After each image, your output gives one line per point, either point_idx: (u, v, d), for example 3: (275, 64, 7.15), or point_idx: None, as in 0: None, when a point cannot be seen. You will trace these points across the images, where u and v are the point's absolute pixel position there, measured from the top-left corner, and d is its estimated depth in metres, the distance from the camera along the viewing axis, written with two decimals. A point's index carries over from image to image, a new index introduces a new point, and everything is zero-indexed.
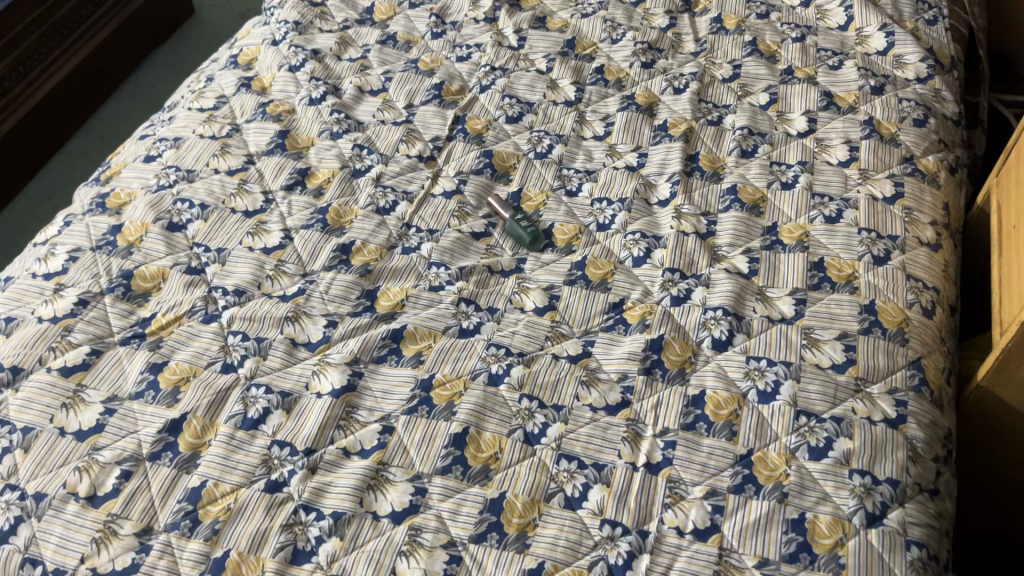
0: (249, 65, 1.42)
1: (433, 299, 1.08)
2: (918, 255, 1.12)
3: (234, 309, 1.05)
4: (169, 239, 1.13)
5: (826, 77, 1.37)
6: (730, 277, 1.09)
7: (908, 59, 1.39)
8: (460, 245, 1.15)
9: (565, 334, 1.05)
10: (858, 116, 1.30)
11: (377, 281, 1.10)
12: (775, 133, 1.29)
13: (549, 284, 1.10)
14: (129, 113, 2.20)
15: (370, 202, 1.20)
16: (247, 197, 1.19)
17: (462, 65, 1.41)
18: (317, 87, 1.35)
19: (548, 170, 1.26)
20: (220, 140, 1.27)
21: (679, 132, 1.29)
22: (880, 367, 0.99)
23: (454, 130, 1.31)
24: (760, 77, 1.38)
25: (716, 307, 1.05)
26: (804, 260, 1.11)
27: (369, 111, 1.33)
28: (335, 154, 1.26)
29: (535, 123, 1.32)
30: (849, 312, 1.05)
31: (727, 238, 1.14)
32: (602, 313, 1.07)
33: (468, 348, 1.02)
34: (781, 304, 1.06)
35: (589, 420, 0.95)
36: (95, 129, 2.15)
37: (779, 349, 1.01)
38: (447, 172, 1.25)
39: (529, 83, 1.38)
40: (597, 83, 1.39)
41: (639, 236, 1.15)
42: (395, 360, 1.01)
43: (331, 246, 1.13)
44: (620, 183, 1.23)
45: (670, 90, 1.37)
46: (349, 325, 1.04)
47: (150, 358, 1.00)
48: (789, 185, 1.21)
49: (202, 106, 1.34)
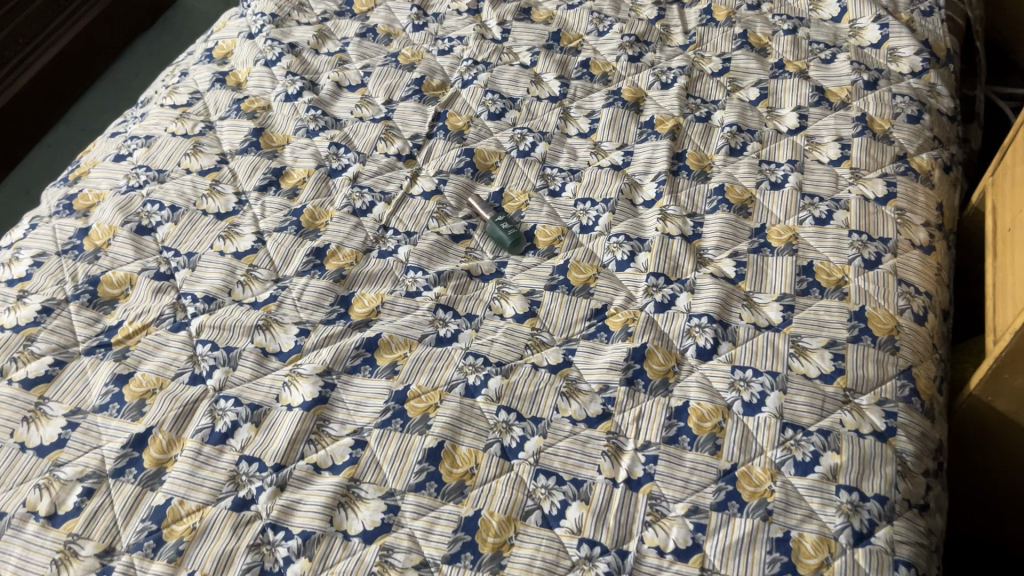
0: (224, 60, 1.38)
1: (409, 306, 1.05)
2: (910, 258, 1.08)
3: (203, 317, 1.02)
4: (138, 242, 1.09)
5: (818, 71, 1.33)
6: (715, 282, 1.05)
7: (903, 52, 1.35)
8: (439, 248, 1.12)
9: (545, 342, 1.01)
10: (850, 113, 1.26)
11: (351, 287, 1.07)
12: (765, 130, 1.25)
13: (529, 290, 1.07)
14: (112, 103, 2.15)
15: (346, 203, 1.16)
16: (219, 198, 1.15)
17: (444, 59, 1.37)
18: (293, 82, 1.31)
19: (531, 170, 1.23)
20: (193, 138, 1.23)
21: (665, 129, 1.26)
22: (869, 377, 0.96)
23: (434, 127, 1.27)
24: (750, 71, 1.34)
25: (701, 314, 1.02)
26: (792, 264, 1.07)
27: (347, 107, 1.29)
28: (310, 153, 1.22)
29: (518, 120, 1.29)
30: (838, 319, 1.01)
31: (713, 241, 1.11)
32: (583, 320, 1.04)
33: (444, 357, 0.99)
34: (768, 310, 1.03)
35: (568, 434, 0.92)
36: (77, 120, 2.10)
37: (765, 359, 0.98)
38: (427, 172, 1.22)
39: (513, 77, 1.34)
40: (583, 78, 1.35)
41: (622, 238, 1.12)
42: (369, 371, 0.98)
43: (304, 250, 1.09)
44: (604, 183, 1.20)
45: (657, 85, 1.33)
46: (322, 334, 1.01)
47: (115, 369, 0.97)
48: (779, 185, 1.17)
49: (175, 102, 1.30)
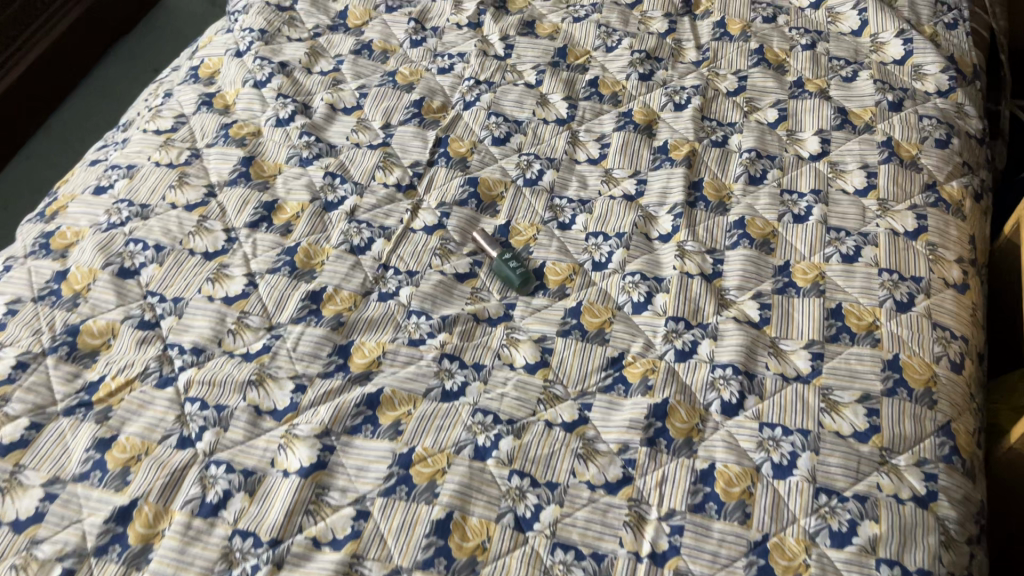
0: (211, 79, 1.30)
1: (412, 356, 0.98)
2: (944, 299, 1.02)
3: (192, 371, 0.95)
4: (120, 287, 1.02)
5: (839, 91, 1.27)
6: (739, 328, 0.99)
7: (928, 70, 1.28)
8: (443, 289, 1.05)
9: (558, 396, 0.94)
10: (875, 137, 1.19)
11: (350, 335, 0.99)
12: (786, 156, 1.18)
13: (541, 336, 1.00)
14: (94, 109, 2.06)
15: (343, 240, 1.09)
16: (207, 236, 1.08)
17: (444, 79, 1.30)
18: (284, 106, 1.23)
19: (539, 200, 1.16)
20: (179, 168, 1.15)
21: (680, 155, 1.19)
22: (906, 435, 0.90)
23: (435, 154, 1.20)
24: (767, 90, 1.27)
25: (725, 365, 0.96)
26: (820, 307, 1.01)
27: (343, 132, 1.22)
28: (304, 184, 1.14)
29: (524, 145, 1.22)
30: (871, 369, 0.95)
31: (735, 281, 1.04)
32: (599, 370, 0.97)
33: (451, 414, 0.92)
34: (795, 359, 0.97)
35: (586, 502, 0.86)
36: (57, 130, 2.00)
37: (794, 415, 0.92)
38: (428, 203, 1.14)
39: (517, 98, 1.26)
40: (591, 99, 1.27)
41: (638, 277, 1.05)
42: (371, 431, 0.91)
43: (300, 293, 1.02)
44: (617, 215, 1.13)
45: (670, 106, 1.26)
46: (320, 389, 0.94)
47: (97, 432, 0.89)
48: (802, 218, 1.11)
49: (159, 127, 1.22)
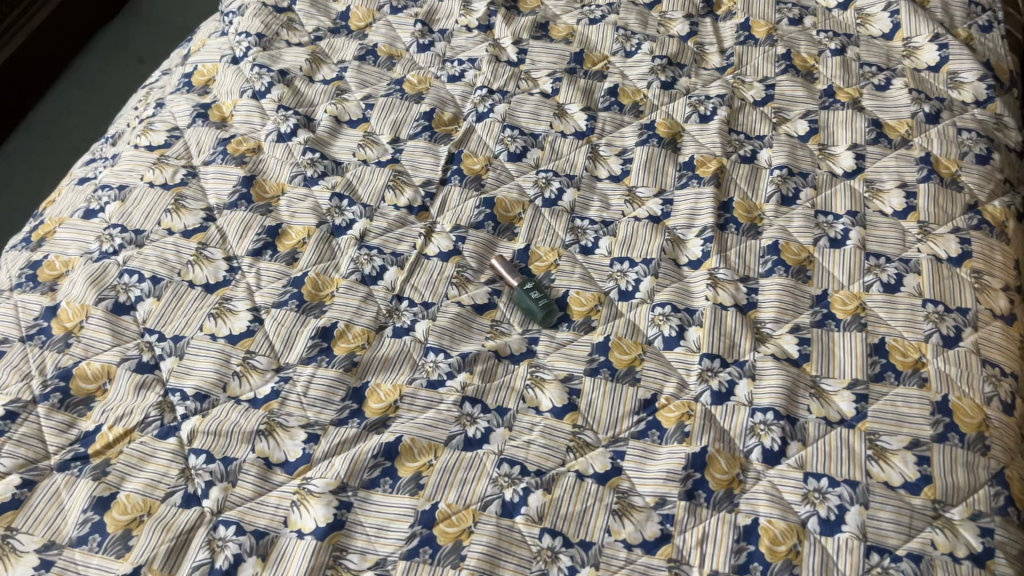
0: (205, 88, 1.22)
1: (432, 400, 0.91)
2: (992, 332, 0.97)
3: (195, 420, 0.88)
4: (115, 324, 0.95)
5: (873, 101, 1.20)
6: (779, 367, 0.93)
7: (965, 77, 1.22)
8: (461, 323, 0.98)
9: (589, 443, 0.89)
10: (912, 152, 1.13)
11: (364, 376, 0.93)
12: (819, 173, 1.12)
13: (567, 375, 0.94)
14: (82, 103, 1.97)
15: (353, 269, 1.02)
16: (207, 265, 1.01)
17: (454, 87, 1.22)
18: (286, 119, 1.16)
19: (559, 222, 1.09)
20: (174, 189, 1.08)
21: (708, 173, 1.12)
22: (959, 486, 0.85)
23: (447, 171, 1.13)
24: (796, 99, 1.21)
25: (766, 408, 0.90)
26: (862, 342, 0.95)
27: (348, 148, 1.14)
28: (310, 206, 1.07)
29: (542, 160, 1.15)
30: (919, 412, 0.90)
31: (771, 313, 0.98)
32: (631, 414, 0.91)
33: (476, 465, 0.86)
34: (838, 401, 0.91)
35: (623, 563, 0.80)
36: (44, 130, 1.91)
37: (841, 464, 0.86)
38: (442, 227, 1.08)
39: (533, 110, 1.19)
40: (611, 109, 1.20)
41: (668, 309, 0.99)
42: (390, 485, 0.85)
43: (309, 331, 0.95)
44: (643, 239, 1.06)
45: (695, 117, 1.19)
46: (333, 439, 0.87)
47: (94, 491, 0.83)
48: (839, 242, 1.05)
49: (151, 142, 1.14)
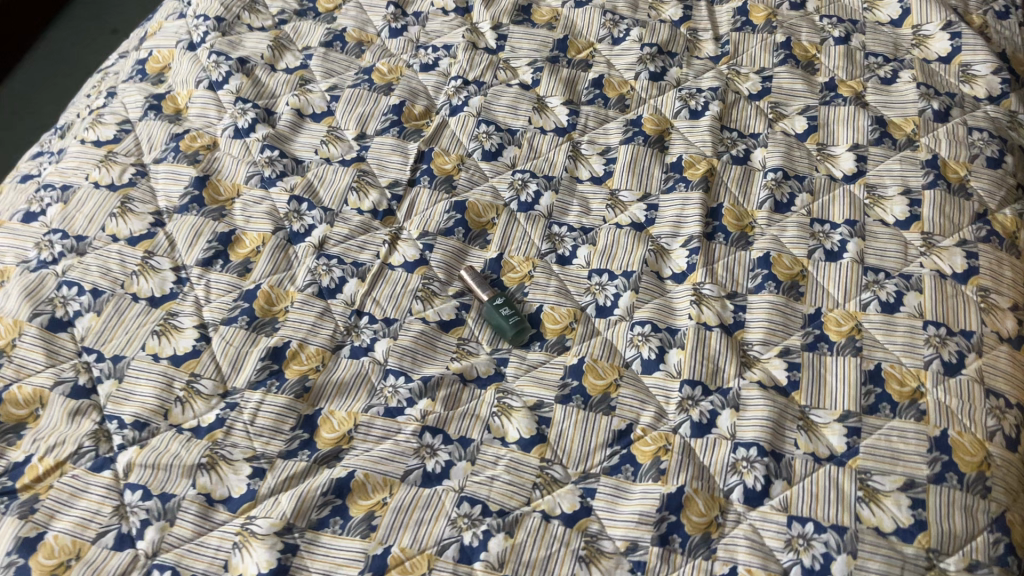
0: (160, 76, 1.14)
1: (389, 430, 0.85)
2: (998, 357, 0.89)
3: (132, 452, 0.82)
4: (51, 343, 0.88)
5: (878, 95, 1.11)
6: (766, 397, 0.86)
7: (977, 70, 1.13)
8: (425, 342, 0.91)
9: (557, 479, 0.82)
10: (918, 154, 1.05)
11: (317, 403, 0.86)
12: (816, 177, 1.04)
13: (536, 402, 0.87)
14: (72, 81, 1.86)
15: (310, 281, 0.95)
16: (154, 276, 0.94)
17: (427, 77, 1.14)
18: (244, 113, 1.08)
19: (535, 228, 1.01)
20: (121, 190, 1.00)
21: (696, 176, 1.04)
22: (957, 533, 0.78)
23: (416, 171, 1.05)
24: (795, 93, 1.12)
25: (749, 444, 0.83)
26: (856, 369, 0.88)
27: (310, 144, 1.06)
28: (266, 210, 1.00)
29: (519, 159, 1.07)
30: (916, 449, 0.82)
31: (759, 334, 0.91)
32: (604, 447, 0.84)
33: (434, 504, 0.80)
34: (829, 435, 0.84)
35: None
36: (34, 115, 1.82)
37: (828, 506, 0.79)
38: (409, 233, 1.00)
39: (511, 103, 1.11)
40: (595, 103, 1.12)
41: (648, 329, 0.92)
42: (340, 526, 0.79)
43: (259, 352, 0.89)
44: (624, 248, 0.99)
45: (684, 113, 1.10)
46: (280, 474, 0.81)
47: (20, 531, 0.77)
48: (835, 254, 0.97)
49: (99, 137, 1.06)
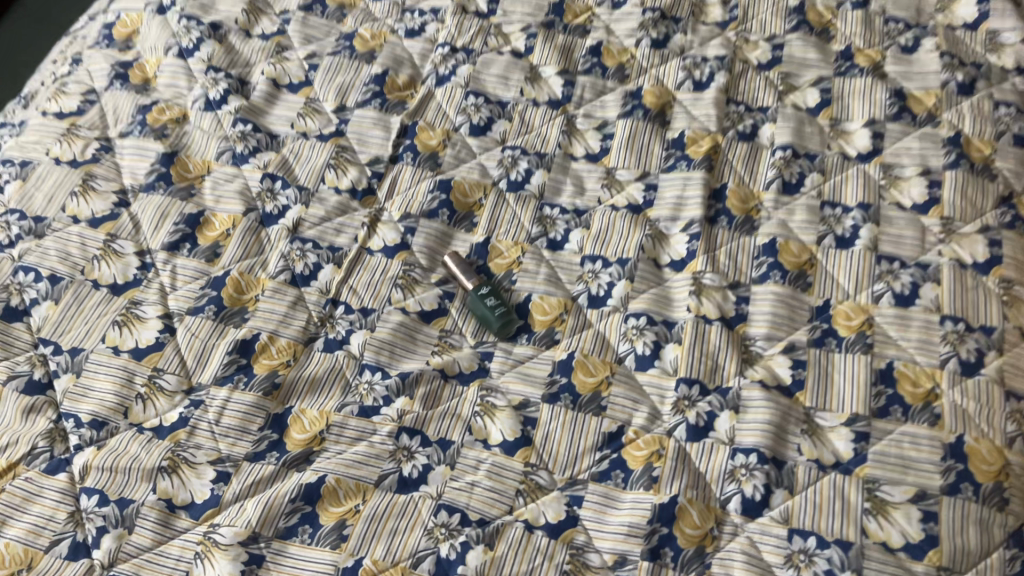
0: (128, 42, 1.07)
1: (363, 431, 0.79)
2: (1021, 356, 0.82)
3: (89, 453, 0.77)
4: (5, 334, 0.83)
5: (898, 65, 1.03)
6: (767, 398, 0.80)
7: (1006, 38, 1.04)
8: (404, 335, 0.85)
9: (542, 486, 0.77)
10: (939, 131, 0.97)
11: (287, 401, 0.81)
12: (828, 155, 0.97)
13: (522, 401, 0.81)
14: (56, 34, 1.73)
15: (282, 267, 0.89)
16: (116, 261, 0.88)
17: (413, 44, 1.07)
18: (215, 83, 1.01)
19: (525, 209, 0.94)
20: (83, 167, 0.94)
21: (699, 153, 0.97)
22: (970, 549, 0.72)
23: (399, 147, 0.98)
24: (808, 63, 1.04)
25: (748, 450, 0.77)
26: (867, 368, 0.82)
27: (287, 118, 1.00)
28: (237, 189, 0.94)
29: (509, 134, 1.00)
30: (928, 457, 0.76)
31: (762, 329, 0.85)
32: (593, 451, 0.79)
33: (410, 512, 0.75)
34: (835, 440, 0.78)
35: None
36: None
37: (832, 519, 0.74)
38: (390, 215, 0.94)
39: (502, 73, 1.04)
40: (592, 73, 1.05)
41: (643, 321, 0.86)
42: (309, 535, 0.73)
43: (227, 345, 0.83)
44: (620, 232, 0.92)
45: (688, 84, 1.03)
46: (246, 479, 0.76)
47: None
48: (847, 241, 0.90)
49: (61, 108, 0.99)
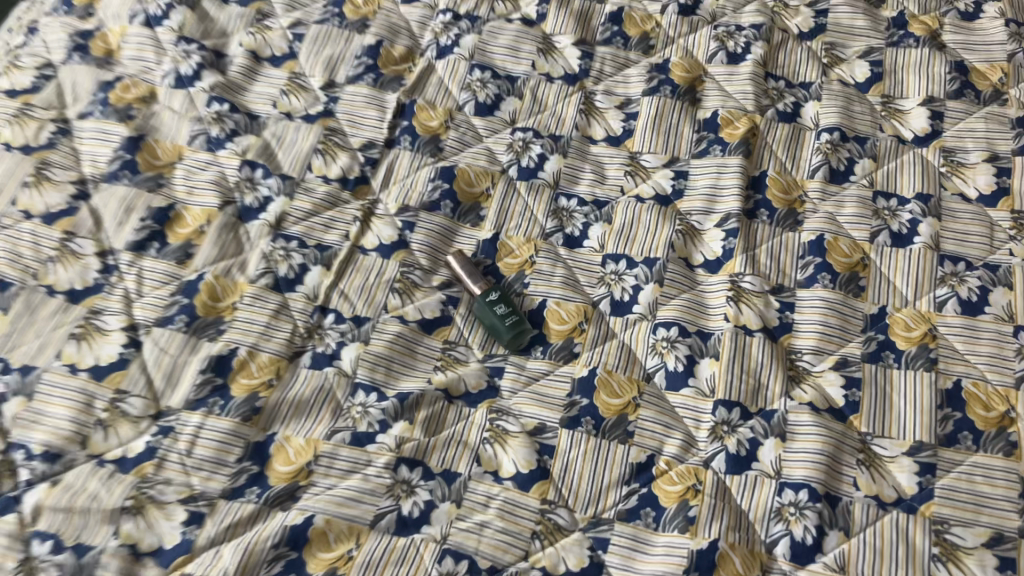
0: (89, 8, 0.94)
1: (356, 462, 0.69)
2: None
3: (42, 491, 0.67)
4: None
5: (957, 34, 0.92)
6: (818, 424, 0.70)
7: None
8: (402, 349, 0.75)
9: (562, 527, 0.67)
10: (1006, 111, 0.86)
11: (269, 427, 0.71)
12: (880, 139, 0.85)
13: (537, 426, 0.71)
14: None
15: (263, 270, 0.78)
16: (74, 264, 0.76)
17: (410, 10, 0.95)
18: (187, 56, 0.90)
19: (539, 201, 0.84)
20: (36, 153, 0.82)
21: (735, 137, 0.86)
22: None
23: (396, 129, 0.87)
24: (856, 31, 0.92)
25: (798, 485, 0.68)
26: (931, 388, 0.71)
27: (268, 95, 0.88)
28: (212, 179, 0.83)
29: (519, 114, 0.88)
30: (1004, 494, 0.67)
31: (810, 341, 0.75)
32: (620, 485, 0.69)
33: (411, 559, 0.65)
34: (896, 472, 0.68)
35: None
36: None
37: (895, 568, 0.65)
38: (386, 207, 0.83)
39: (512, 43, 0.92)
40: (612, 43, 0.93)
41: (674, 332, 0.75)
42: None
43: (200, 363, 0.73)
44: (646, 227, 0.81)
45: (721, 56, 0.91)
46: (222, 521, 0.66)
47: None
48: (904, 238, 0.79)
49: (12, 86, 0.86)
